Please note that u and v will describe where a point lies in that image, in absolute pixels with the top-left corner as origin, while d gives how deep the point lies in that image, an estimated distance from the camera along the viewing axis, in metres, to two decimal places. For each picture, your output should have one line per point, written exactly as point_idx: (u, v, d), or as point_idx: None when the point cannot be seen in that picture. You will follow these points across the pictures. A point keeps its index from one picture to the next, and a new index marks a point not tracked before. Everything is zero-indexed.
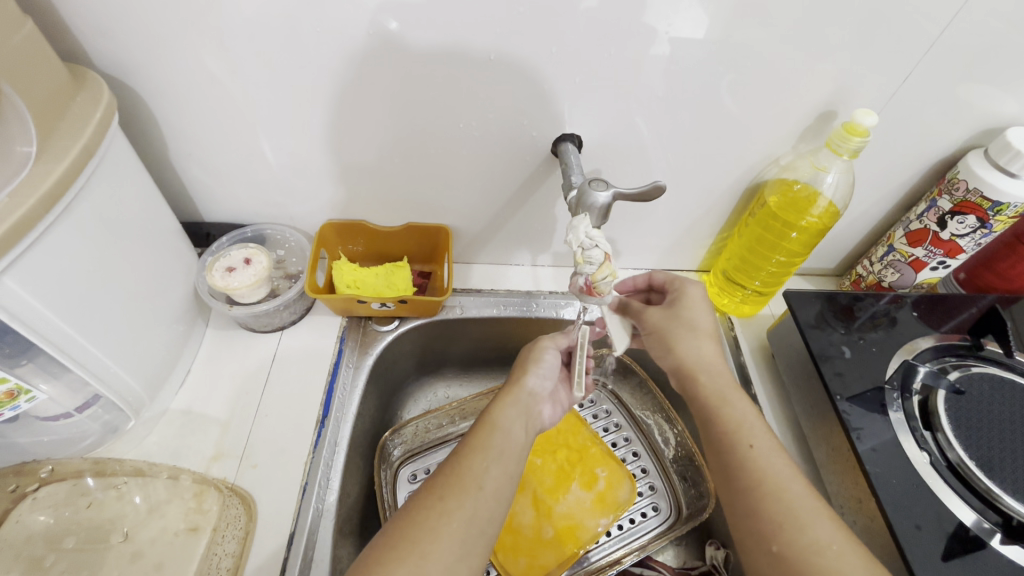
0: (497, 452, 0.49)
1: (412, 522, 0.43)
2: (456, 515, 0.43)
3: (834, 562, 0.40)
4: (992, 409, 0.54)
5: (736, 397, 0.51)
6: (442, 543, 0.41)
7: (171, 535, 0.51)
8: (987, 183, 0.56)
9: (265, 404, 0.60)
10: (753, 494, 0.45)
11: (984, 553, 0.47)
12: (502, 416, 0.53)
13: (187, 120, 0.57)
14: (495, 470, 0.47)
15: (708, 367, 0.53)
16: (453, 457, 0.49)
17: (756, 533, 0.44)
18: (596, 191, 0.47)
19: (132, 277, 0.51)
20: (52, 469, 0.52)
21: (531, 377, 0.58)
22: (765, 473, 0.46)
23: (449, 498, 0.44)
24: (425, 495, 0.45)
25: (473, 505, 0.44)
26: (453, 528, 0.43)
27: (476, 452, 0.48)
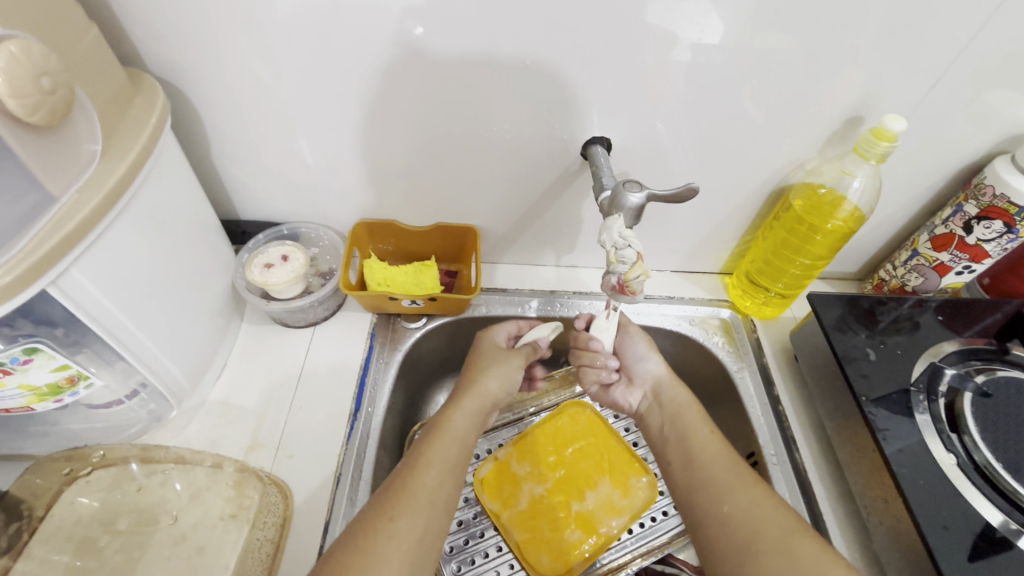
0: (446, 459, 0.51)
1: (363, 539, 0.44)
2: (407, 530, 0.45)
3: (767, 515, 0.46)
4: (1018, 412, 0.55)
5: (689, 402, 0.59)
6: (391, 550, 0.44)
7: (213, 520, 0.53)
8: (1015, 189, 0.56)
9: (299, 396, 0.62)
10: (698, 470, 0.52)
11: (1012, 553, 0.47)
12: (455, 420, 0.55)
13: (231, 123, 0.59)
14: (442, 475, 0.50)
15: (670, 381, 0.61)
16: (407, 463, 0.50)
17: (704, 500, 0.50)
18: (629, 192, 0.48)
19: (178, 271, 0.53)
20: (102, 453, 0.54)
21: (490, 379, 0.59)
22: (706, 453, 0.53)
23: (400, 505, 0.46)
24: (378, 504, 0.47)
25: (421, 512, 0.47)
26: (401, 533, 0.45)
27: (427, 458, 0.50)
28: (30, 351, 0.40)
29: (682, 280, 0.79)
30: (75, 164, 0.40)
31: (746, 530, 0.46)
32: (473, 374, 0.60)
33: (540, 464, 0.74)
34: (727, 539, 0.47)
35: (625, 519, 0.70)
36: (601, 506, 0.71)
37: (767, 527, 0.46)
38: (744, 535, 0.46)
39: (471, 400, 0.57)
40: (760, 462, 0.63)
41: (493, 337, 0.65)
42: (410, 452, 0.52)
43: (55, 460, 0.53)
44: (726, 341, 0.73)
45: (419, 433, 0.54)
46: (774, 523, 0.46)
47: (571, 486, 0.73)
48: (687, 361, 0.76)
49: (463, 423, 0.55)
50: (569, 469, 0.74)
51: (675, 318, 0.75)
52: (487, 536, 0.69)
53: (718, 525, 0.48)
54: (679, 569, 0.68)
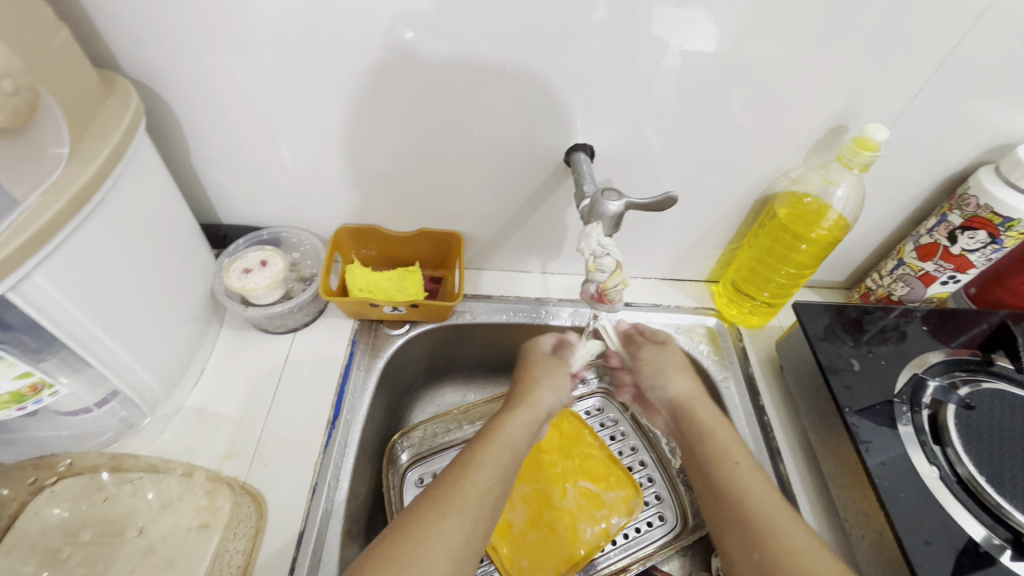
0: (498, 465, 0.49)
1: (412, 530, 0.42)
2: (455, 533, 0.43)
3: (814, 563, 0.40)
4: (1002, 425, 0.54)
5: (719, 421, 0.53)
6: (442, 547, 0.41)
7: (183, 532, 0.52)
8: (999, 199, 0.56)
9: (277, 404, 0.61)
10: (734, 507, 0.46)
11: (995, 570, 0.47)
12: (510, 428, 0.52)
13: (210, 126, 0.58)
14: (497, 478, 0.48)
15: (702, 398, 0.56)
16: (460, 464, 0.48)
17: (740, 539, 0.44)
18: (608, 201, 0.47)
19: (151, 276, 0.52)
20: (69, 462, 0.53)
21: (545, 393, 0.57)
22: (749, 490, 0.46)
23: (454, 502, 0.44)
24: (426, 498, 0.45)
25: (473, 515, 0.44)
26: (455, 530, 0.43)
27: (481, 460, 0.48)
28: None
29: (668, 287, 0.79)
30: (36, 166, 0.39)
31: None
32: (530, 386, 0.57)
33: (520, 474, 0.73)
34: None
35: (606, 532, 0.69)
36: (583, 518, 0.70)
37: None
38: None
39: (530, 409, 0.55)
40: None
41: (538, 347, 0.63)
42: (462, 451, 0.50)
43: (22, 468, 0.51)
44: (712, 350, 0.72)
45: (474, 435, 0.52)
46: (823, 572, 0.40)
47: (550, 499, 0.72)
48: None
49: (519, 431, 0.53)
50: (549, 481, 0.73)
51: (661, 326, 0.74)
52: None
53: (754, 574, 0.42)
54: None
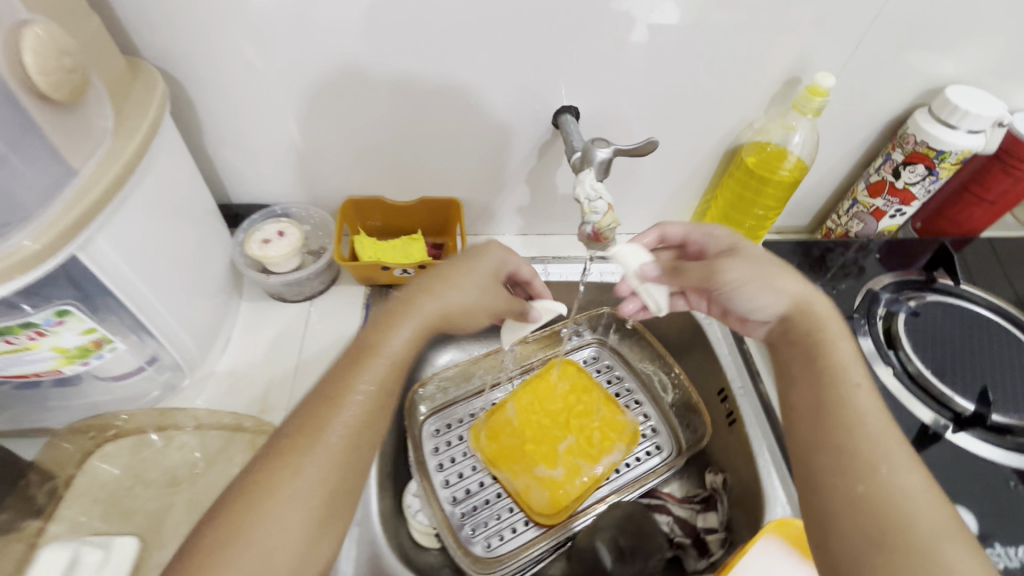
0: (356, 394, 0.46)
1: (266, 478, 0.42)
2: (296, 478, 0.42)
3: (921, 505, 0.40)
4: (943, 329, 0.63)
5: (840, 334, 0.52)
6: (298, 495, 0.41)
7: (233, 475, 0.56)
8: (932, 135, 0.64)
9: (303, 363, 0.66)
10: (844, 431, 0.45)
11: (942, 444, 0.55)
12: (392, 342, 0.49)
13: (220, 106, 0.62)
14: (371, 409, 0.46)
15: (815, 299, 0.54)
16: (300, 420, 0.45)
17: (836, 471, 0.44)
18: (598, 149, 0.53)
19: (182, 246, 0.56)
20: (125, 419, 0.57)
21: (452, 290, 0.52)
22: (863, 415, 0.46)
23: (294, 448, 0.43)
24: (271, 450, 0.43)
25: (325, 450, 0.43)
26: (312, 479, 0.42)
27: (347, 394, 0.46)
28: (61, 314, 0.42)
29: None
30: (90, 140, 0.43)
31: (894, 513, 0.40)
32: (432, 280, 0.53)
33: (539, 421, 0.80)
34: (862, 515, 0.41)
35: (594, 479, 0.75)
36: (580, 464, 0.76)
37: (918, 517, 0.40)
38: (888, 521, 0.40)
39: (413, 320, 0.50)
40: (730, 396, 0.72)
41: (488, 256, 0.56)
42: (318, 389, 0.47)
43: (75, 432, 0.56)
44: None
45: (339, 358, 0.49)
46: (922, 515, 0.40)
47: (553, 442, 0.78)
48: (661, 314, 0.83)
49: (399, 347, 0.49)
50: (548, 426, 0.79)
51: None
52: (488, 485, 0.74)
53: (844, 504, 0.42)
54: (663, 500, 0.73)
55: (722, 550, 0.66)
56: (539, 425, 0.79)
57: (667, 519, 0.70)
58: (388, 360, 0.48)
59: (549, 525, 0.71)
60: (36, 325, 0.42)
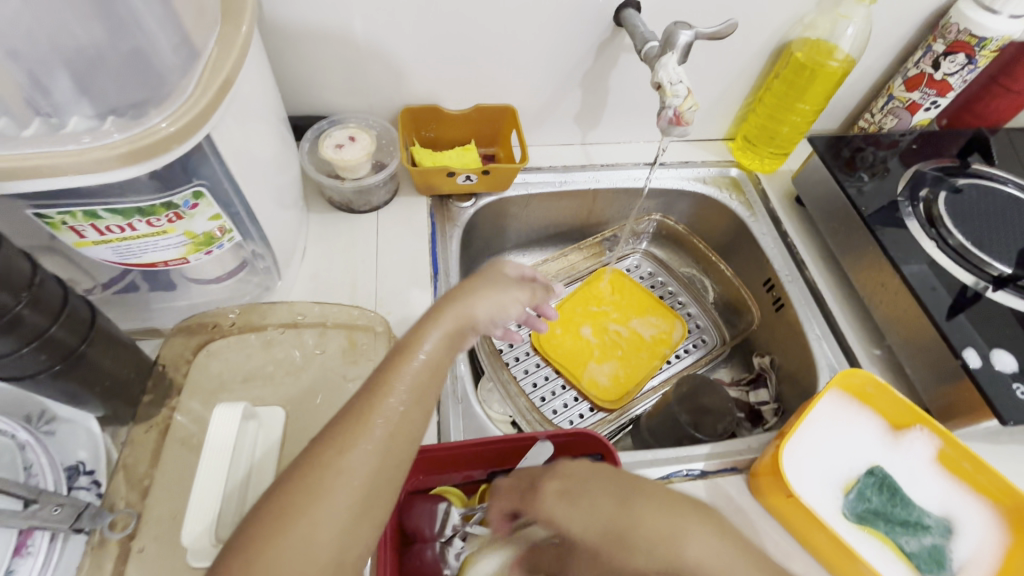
0: (411, 378, 0.41)
1: (308, 470, 0.37)
2: (351, 466, 0.37)
3: None
4: (980, 207, 0.68)
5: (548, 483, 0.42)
6: (338, 492, 0.36)
7: (336, 369, 0.59)
8: (976, 22, 0.67)
9: (382, 267, 0.69)
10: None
11: (983, 302, 0.61)
12: (429, 342, 0.44)
13: (289, 5, 0.61)
14: (414, 400, 0.41)
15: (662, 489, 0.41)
16: (358, 402, 0.40)
17: None
18: (681, 32, 0.54)
19: (269, 144, 0.57)
20: (237, 314, 0.60)
21: (482, 303, 0.49)
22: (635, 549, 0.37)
23: (348, 439, 0.38)
24: (325, 433, 0.39)
25: (377, 445, 0.38)
26: (351, 476, 0.37)
27: (389, 387, 0.41)
28: (197, 197, 0.45)
29: (694, 147, 0.88)
30: (206, 21, 0.43)
31: None
32: (457, 301, 0.48)
33: (588, 327, 0.84)
34: None
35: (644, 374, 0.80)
36: (629, 363, 0.81)
37: None
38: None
39: (446, 321, 0.46)
40: (778, 284, 0.76)
41: (503, 271, 0.55)
42: (367, 376, 0.42)
43: (180, 333, 0.58)
44: (736, 195, 0.84)
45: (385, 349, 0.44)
46: None
47: (607, 341, 0.83)
48: (704, 217, 0.88)
49: (438, 347, 0.44)
50: (600, 328, 0.84)
51: (691, 180, 0.85)
52: (553, 379, 0.80)
53: None
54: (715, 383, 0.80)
55: (776, 418, 0.73)
56: (593, 327, 0.84)
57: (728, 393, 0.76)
58: (429, 362, 0.43)
59: (610, 409, 0.77)
60: (177, 207, 0.44)
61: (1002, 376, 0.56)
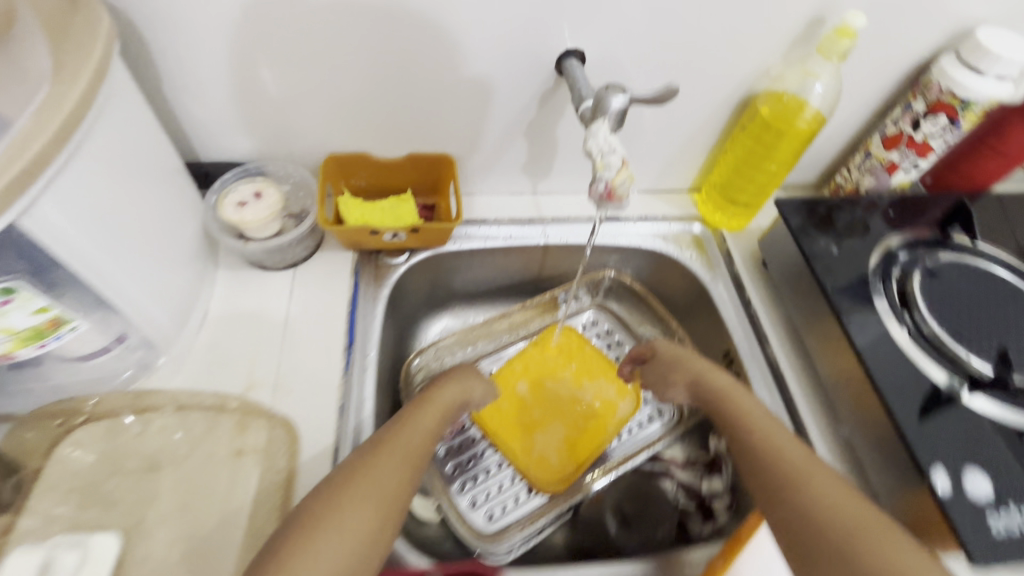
0: (426, 422, 0.56)
1: (361, 468, 0.49)
2: (393, 462, 0.50)
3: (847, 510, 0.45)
4: (958, 289, 0.62)
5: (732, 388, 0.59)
6: (384, 478, 0.49)
7: (218, 458, 0.53)
8: (958, 82, 0.61)
9: (289, 336, 0.62)
10: (772, 462, 0.50)
11: (956, 406, 0.54)
12: (439, 395, 0.60)
13: (183, 49, 0.54)
14: (433, 427, 0.56)
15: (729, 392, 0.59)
16: (382, 440, 0.52)
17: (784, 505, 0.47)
18: (613, 96, 0.48)
19: (144, 208, 0.50)
20: (98, 401, 0.54)
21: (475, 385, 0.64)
22: (783, 450, 0.51)
23: (394, 445, 0.52)
24: (373, 444, 0.52)
25: (412, 451, 0.53)
26: (396, 471, 0.50)
27: (413, 421, 0.55)
28: (9, 292, 0.39)
29: (655, 199, 0.81)
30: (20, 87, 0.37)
31: None
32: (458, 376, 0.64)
33: (531, 394, 0.76)
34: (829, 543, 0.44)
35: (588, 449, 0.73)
36: (571, 437, 0.73)
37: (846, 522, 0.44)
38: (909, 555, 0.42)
39: (445, 389, 0.61)
40: (736, 359, 0.69)
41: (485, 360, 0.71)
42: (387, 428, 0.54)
43: (41, 417, 0.52)
44: (698, 255, 0.77)
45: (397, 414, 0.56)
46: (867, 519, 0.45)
47: (550, 411, 0.75)
48: (665, 276, 0.81)
49: (446, 399, 0.60)
50: (543, 396, 0.76)
51: (650, 236, 0.78)
52: (487, 455, 0.73)
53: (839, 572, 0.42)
54: (667, 464, 0.72)
55: (729, 514, 0.65)
56: (536, 394, 0.76)
57: (672, 485, 0.71)
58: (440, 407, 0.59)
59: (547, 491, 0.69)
60: None
61: (974, 505, 0.49)
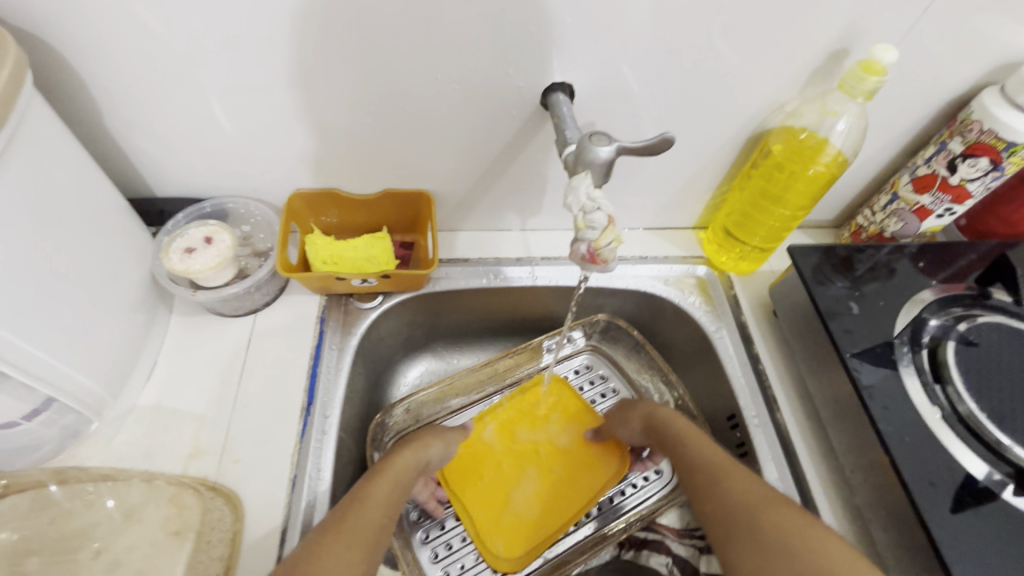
0: (386, 496, 0.47)
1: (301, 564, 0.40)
2: (344, 552, 0.41)
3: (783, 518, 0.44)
4: (1000, 359, 0.54)
5: (681, 421, 0.57)
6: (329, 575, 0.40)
7: (148, 545, 0.46)
8: (1005, 124, 0.53)
9: (243, 394, 0.56)
10: (710, 479, 0.50)
11: (997, 504, 0.46)
12: (398, 464, 0.51)
13: (122, 82, 0.49)
14: (394, 498, 0.48)
15: (677, 421, 0.58)
16: (328, 525, 0.43)
17: (727, 517, 0.46)
18: (597, 145, 0.42)
19: (65, 264, 0.45)
20: (5, 483, 0.46)
21: (437, 445, 0.56)
22: (731, 475, 0.49)
23: (343, 531, 0.43)
24: (321, 531, 0.43)
25: (366, 538, 0.43)
26: (346, 562, 0.41)
27: (368, 495, 0.46)
28: None
29: (654, 238, 0.74)
30: None
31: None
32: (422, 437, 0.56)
33: (507, 452, 0.69)
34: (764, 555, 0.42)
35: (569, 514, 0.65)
36: (550, 500, 0.66)
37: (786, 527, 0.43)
38: (796, 549, 0.41)
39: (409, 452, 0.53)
40: (742, 425, 0.62)
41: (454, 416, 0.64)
42: (337, 505, 0.46)
43: None
44: (703, 301, 0.70)
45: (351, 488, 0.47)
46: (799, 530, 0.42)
47: (518, 471, 0.68)
48: (665, 322, 0.73)
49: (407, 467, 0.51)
50: (514, 454, 0.69)
51: (649, 280, 0.71)
52: (465, 519, 0.65)
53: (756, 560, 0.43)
54: (663, 535, 0.65)
55: None
56: (506, 450, 0.69)
57: (665, 560, 0.62)
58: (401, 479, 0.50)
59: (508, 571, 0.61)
60: None
61: None
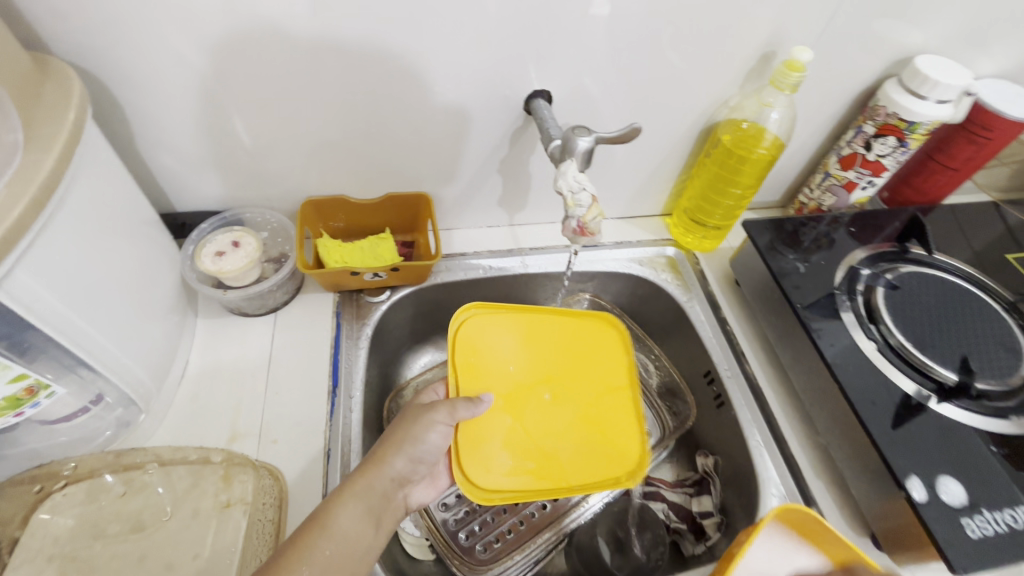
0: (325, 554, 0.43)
1: None
2: None
3: None
4: (919, 299, 0.65)
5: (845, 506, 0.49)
6: None
7: (205, 513, 0.51)
8: (904, 107, 0.64)
9: (273, 382, 0.61)
10: None
11: (925, 414, 0.56)
12: (345, 511, 0.46)
13: (154, 105, 0.55)
14: (338, 549, 0.44)
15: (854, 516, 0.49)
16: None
17: None
18: (579, 137, 0.50)
19: (120, 265, 0.50)
20: (73, 466, 0.52)
21: (398, 458, 0.52)
22: None
23: None
24: None
25: None
26: None
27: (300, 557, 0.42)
28: None
29: (628, 225, 0.84)
30: None
31: None
32: (379, 451, 0.52)
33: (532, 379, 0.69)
34: None
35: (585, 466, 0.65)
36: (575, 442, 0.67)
37: None
38: None
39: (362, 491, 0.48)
40: (717, 379, 0.70)
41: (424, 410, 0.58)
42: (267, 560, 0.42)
43: (20, 483, 0.50)
44: (674, 277, 0.79)
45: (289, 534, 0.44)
46: None
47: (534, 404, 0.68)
48: (642, 299, 0.82)
49: (353, 516, 0.47)
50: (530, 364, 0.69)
51: (626, 261, 0.80)
52: None
53: None
54: (657, 486, 0.73)
55: (720, 533, 0.65)
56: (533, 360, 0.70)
57: (661, 506, 0.71)
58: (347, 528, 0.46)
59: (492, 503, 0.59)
60: None
61: (950, 511, 0.51)
